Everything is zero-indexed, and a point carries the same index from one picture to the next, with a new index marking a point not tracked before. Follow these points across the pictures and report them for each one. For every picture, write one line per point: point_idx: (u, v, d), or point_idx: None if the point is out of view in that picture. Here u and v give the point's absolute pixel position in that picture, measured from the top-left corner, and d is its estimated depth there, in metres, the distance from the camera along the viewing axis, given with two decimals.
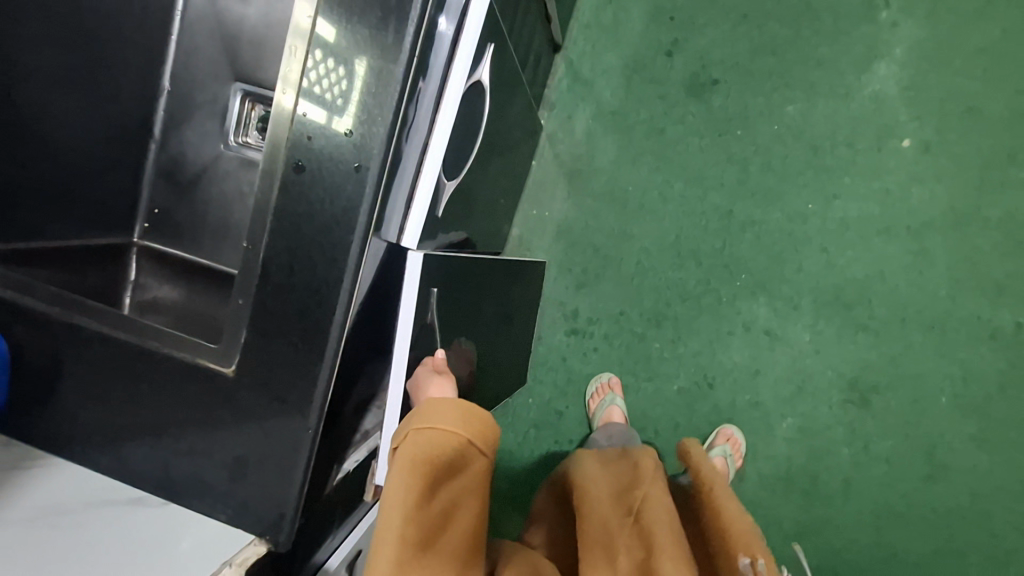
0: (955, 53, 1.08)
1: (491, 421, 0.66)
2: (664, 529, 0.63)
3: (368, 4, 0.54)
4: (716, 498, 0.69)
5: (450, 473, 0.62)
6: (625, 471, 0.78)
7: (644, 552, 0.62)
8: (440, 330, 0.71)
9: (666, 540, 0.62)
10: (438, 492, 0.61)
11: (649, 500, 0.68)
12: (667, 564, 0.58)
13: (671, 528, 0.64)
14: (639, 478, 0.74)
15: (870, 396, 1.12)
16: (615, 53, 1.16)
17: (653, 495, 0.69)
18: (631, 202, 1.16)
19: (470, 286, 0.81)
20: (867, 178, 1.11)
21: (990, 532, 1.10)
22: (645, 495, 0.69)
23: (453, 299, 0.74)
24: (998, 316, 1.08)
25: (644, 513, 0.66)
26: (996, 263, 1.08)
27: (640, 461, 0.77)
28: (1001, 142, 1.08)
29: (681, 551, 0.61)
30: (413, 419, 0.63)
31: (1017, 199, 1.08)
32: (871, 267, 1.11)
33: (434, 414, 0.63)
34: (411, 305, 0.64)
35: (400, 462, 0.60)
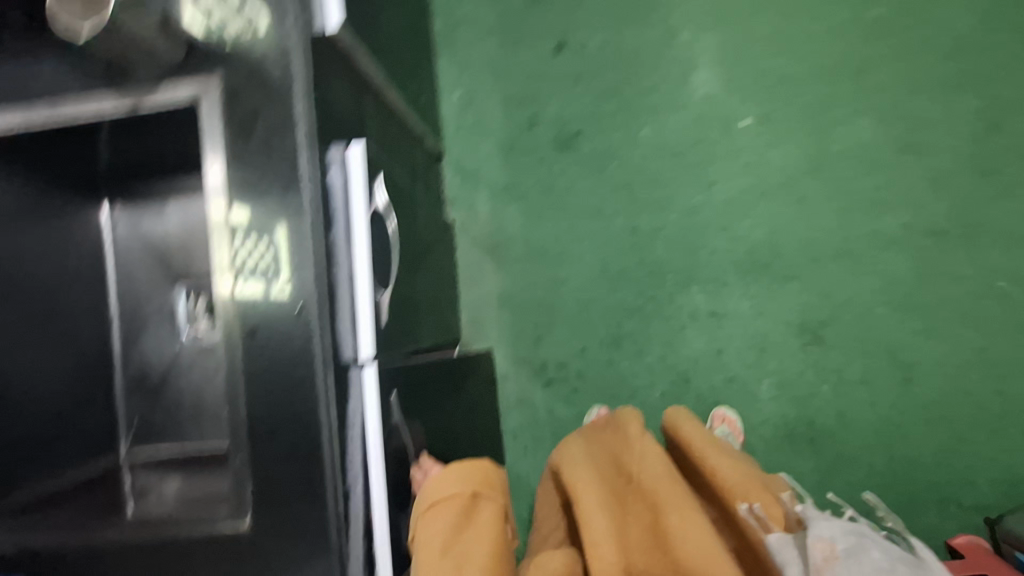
0: (748, 43, 1.31)
1: (487, 468, 0.75)
2: (664, 483, 0.71)
3: (269, 191, 0.68)
4: (723, 455, 0.80)
5: (461, 528, 0.68)
6: (614, 445, 0.85)
7: (651, 511, 0.69)
8: (406, 428, 0.79)
9: (669, 496, 0.69)
10: (451, 546, 0.66)
11: (643, 461, 0.77)
12: (673, 518, 0.66)
13: (670, 481, 0.71)
14: (630, 446, 0.81)
15: (821, 332, 1.22)
16: (488, 142, 1.35)
17: (643, 455, 0.77)
18: (551, 252, 1.30)
19: (424, 384, 0.89)
20: (729, 160, 1.29)
21: (979, 405, 1.18)
22: (641, 454, 0.78)
23: (410, 395, 0.83)
24: (885, 223, 1.24)
25: (643, 476, 0.74)
26: (861, 183, 1.26)
27: (628, 426, 0.85)
28: (815, 94, 1.29)
29: (686, 501, 0.68)
30: (421, 503, 0.71)
31: (849, 130, 1.27)
32: (767, 226, 1.26)
33: (438, 489, 0.71)
34: (376, 408, 0.70)
35: (421, 544, 0.67)
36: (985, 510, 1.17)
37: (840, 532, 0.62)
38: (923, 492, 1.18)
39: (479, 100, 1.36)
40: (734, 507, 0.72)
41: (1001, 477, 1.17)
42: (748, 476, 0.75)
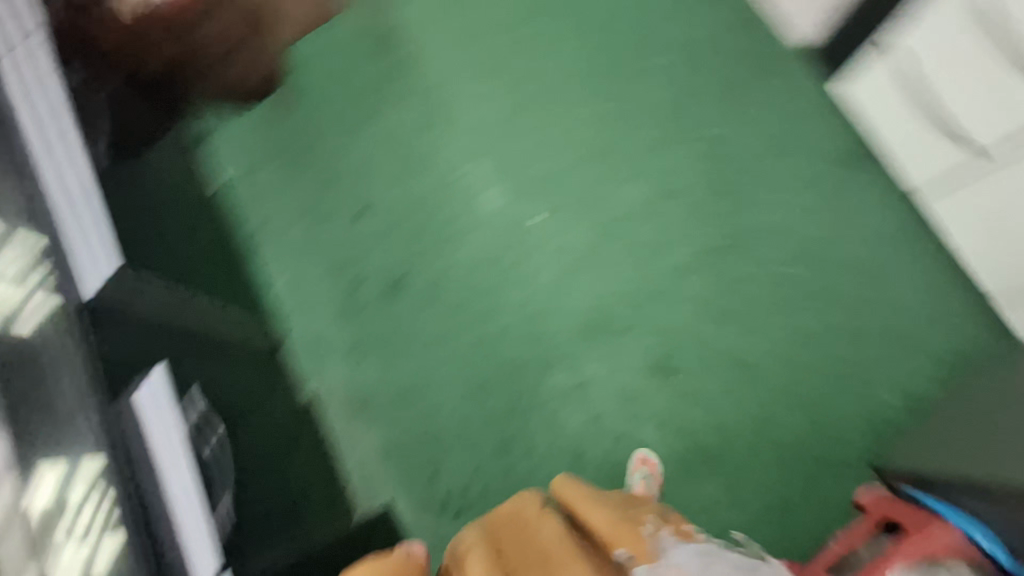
0: (517, 153, 1.47)
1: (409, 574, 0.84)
2: (559, 550, 0.86)
3: (86, 467, 0.89)
4: (607, 505, 0.91)
5: None
6: (514, 526, 0.94)
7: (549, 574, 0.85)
8: None
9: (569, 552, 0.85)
10: None
11: (541, 532, 0.90)
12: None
13: (567, 550, 0.86)
14: (533, 530, 0.91)
15: (672, 365, 1.36)
16: (322, 313, 1.40)
17: (541, 528, 0.90)
18: (416, 393, 1.34)
19: None
20: (541, 252, 1.42)
21: (814, 370, 1.38)
22: (539, 528, 0.91)
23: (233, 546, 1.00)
24: (680, 255, 1.43)
25: (545, 542, 0.89)
26: (650, 232, 1.44)
27: (527, 503, 0.96)
28: (587, 175, 1.47)
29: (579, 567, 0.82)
30: None
31: (624, 193, 1.46)
32: (593, 295, 1.40)
33: None
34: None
35: None
36: (858, 454, 1.35)
37: (689, 556, 0.81)
38: (809, 463, 1.33)
39: (300, 279, 1.43)
40: (615, 555, 0.86)
41: (864, 425, 1.36)
42: (628, 521, 0.87)
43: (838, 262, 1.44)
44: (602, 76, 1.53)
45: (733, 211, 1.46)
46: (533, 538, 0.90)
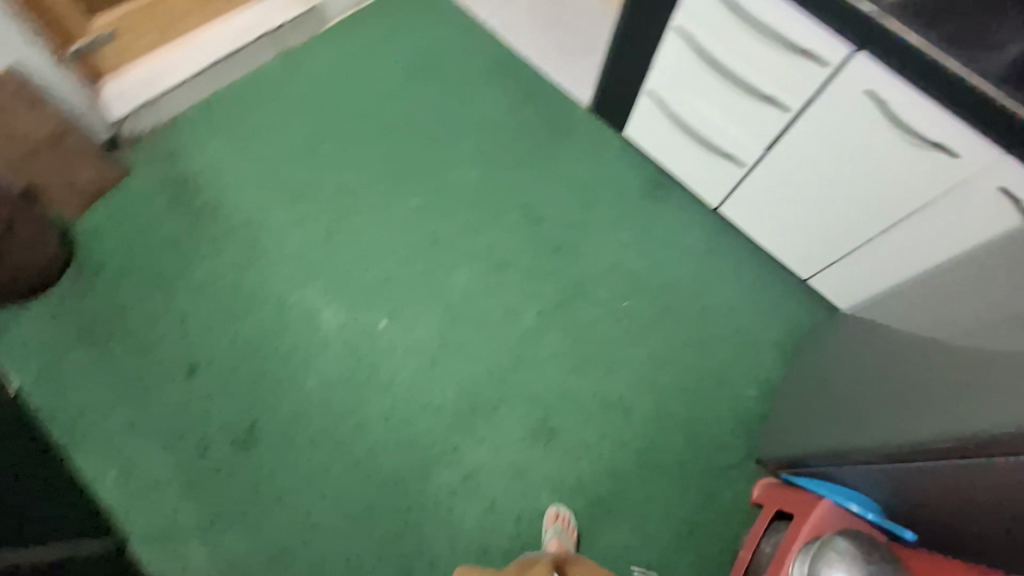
0: (348, 267, 1.52)
1: None
2: None
3: None
4: None
5: None
6: None
7: None
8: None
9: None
10: None
11: None
12: None
13: None
14: None
15: (548, 424, 1.42)
16: (168, 490, 1.28)
17: None
18: (297, 541, 1.27)
19: None
20: (395, 355, 1.44)
21: (674, 389, 1.50)
22: None
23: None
24: (526, 319, 1.52)
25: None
26: (492, 306, 1.52)
27: None
28: (422, 271, 1.54)
29: None
30: None
31: (461, 277, 1.54)
32: (457, 381, 1.44)
33: None
34: None
35: None
36: (737, 453, 1.45)
37: None
38: (694, 476, 1.42)
39: (134, 459, 1.30)
40: None
41: (733, 424, 1.48)
42: None
43: (669, 283, 1.59)
44: (419, 171, 1.63)
45: (566, 264, 1.59)
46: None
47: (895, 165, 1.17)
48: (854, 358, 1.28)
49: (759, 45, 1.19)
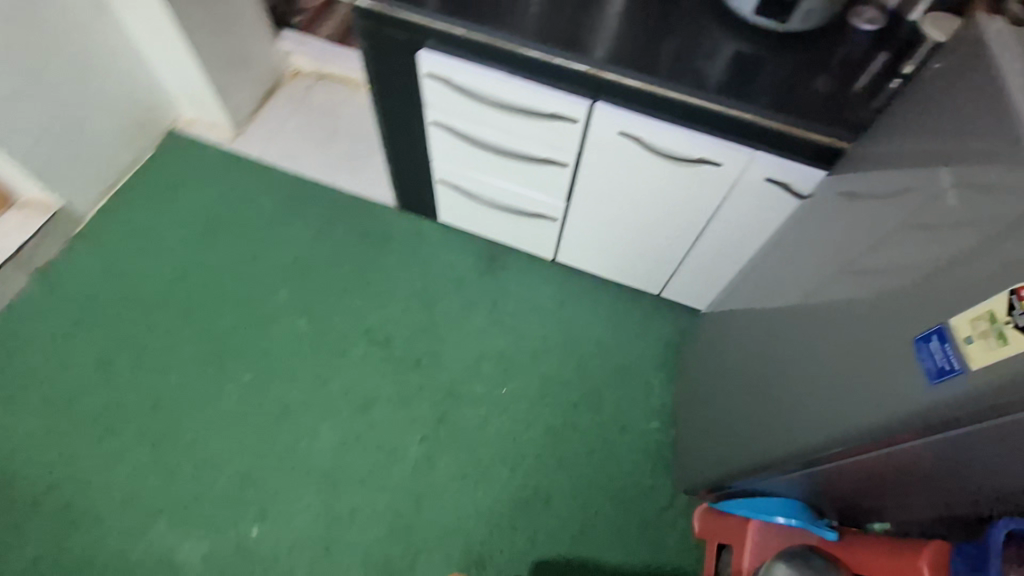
0: (194, 484, 1.35)
1: None
2: None
3: None
4: None
5: None
6: None
7: None
8: None
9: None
10: None
11: None
12: None
13: None
14: None
15: (470, 552, 1.34)
16: None
17: None
18: None
19: None
20: (280, 557, 1.30)
21: (581, 456, 1.45)
22: None
23: None
24: (410, 453, 1.41)
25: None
26: (367, 455, 1.40)
27: None
28: (277, 451, 1.39)
29: None
30: None
31: (325, 439, 1.41)
32: (359, 553, 1.32)
33: None
34: None
35: None
36: (663, 491, 1.42)
37: None
38: (631, 534, 1.38)
39: None
40: None
41: (650, 463, 1.45)
42: None
43: (537, 351, 1.56)
44: (240, 346, 1.50)
45: (429, 377, 1.50)
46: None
47: (676, 185, 1.21)
48: (727, 361, 1.28)
49: (513, 119, 1.20)
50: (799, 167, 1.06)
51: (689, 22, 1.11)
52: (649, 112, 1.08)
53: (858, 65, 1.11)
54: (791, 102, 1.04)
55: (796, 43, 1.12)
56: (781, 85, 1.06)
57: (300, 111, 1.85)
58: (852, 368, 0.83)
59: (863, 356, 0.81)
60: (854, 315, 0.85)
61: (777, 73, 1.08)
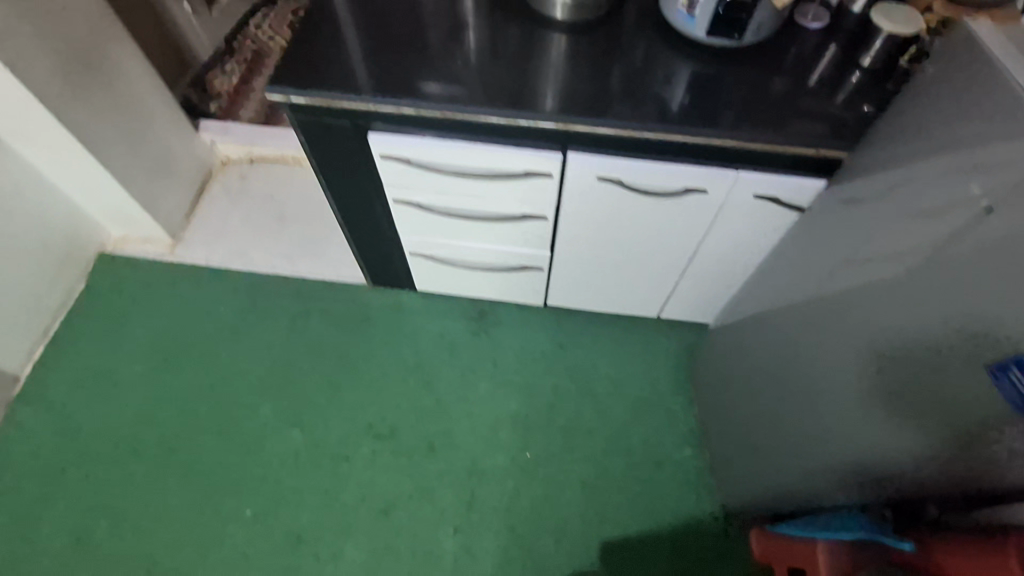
0: None
1: None
2: None
3: None
4: None
5: None
6: None
7: None
8: None
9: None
10: None
11: None
12: None
13: None
14: None
15: None
16: None
17: None
18: None
19: None
20: None
21: (624, 503, 1.38)
22: None
23: None
24: (447, 548, 1.31)
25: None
26: (403, 562, 1.29)
27: None
28: None
29: None
30: None
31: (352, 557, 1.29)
32: None
33: None
34: None
35: None
36: (715, 518, 1.37)
37: None
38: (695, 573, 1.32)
39: None
40: None
41: (694, 492, 1.40)
42: None
43: (552, 402, 1.48)
44: (234, 476, 1.36)
45: (448, 459, 1.40)
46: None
47: (663, 216, 1.16)
48: (750, 378, 1.24)
49: (480, 184, 1.12)
50: (786, 179, 1.03)
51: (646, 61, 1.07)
52: (625, 153, 1.03)
53: (814, 61, 1.10)
54: (764, 117, 1.01)
55: (748, 53, 1.09)
56: (748, 100, 1.03)
57: (239, 201, 1.71)
58: (910, 392, 0.79)
59: (920, 379, 0.77)
60: (896, 333, 0.81)
61: (740, 88, 1.05)
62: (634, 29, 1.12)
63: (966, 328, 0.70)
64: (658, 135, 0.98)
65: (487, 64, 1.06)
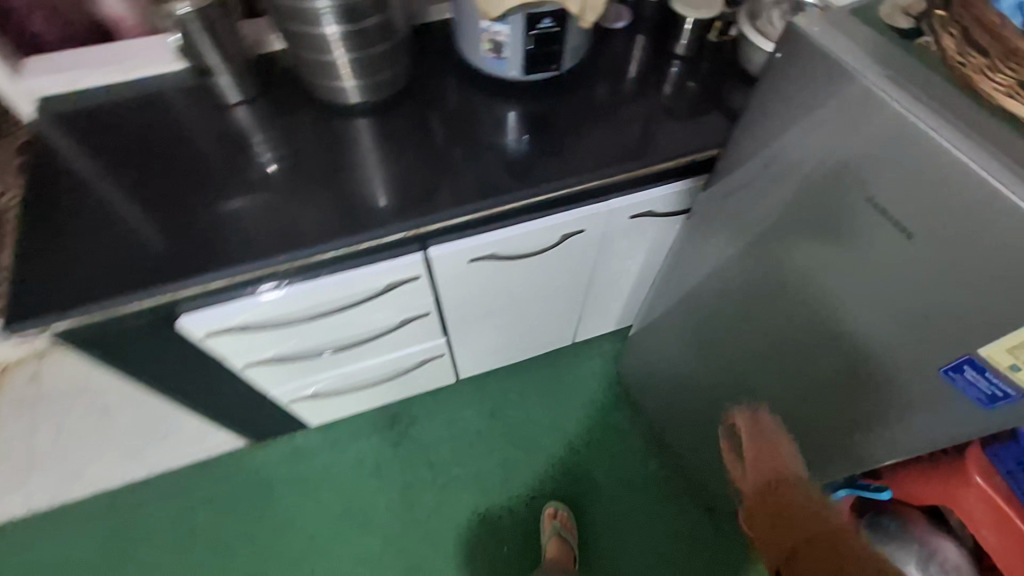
0: None
1: None
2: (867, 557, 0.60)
3: None
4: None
5: None
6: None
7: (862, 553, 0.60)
8: None
9: (808, 525, 0.62)
10: None
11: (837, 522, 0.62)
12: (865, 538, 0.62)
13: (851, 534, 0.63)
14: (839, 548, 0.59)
15: None
16: None
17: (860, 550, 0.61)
18: None
19: None
20: None
21: (616, 549, 1.30)
22: None
23: None
24: None
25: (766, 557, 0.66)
26: None
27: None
28: None
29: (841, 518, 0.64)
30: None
31: None
32: None
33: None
34: None
35: None
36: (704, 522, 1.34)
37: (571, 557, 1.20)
38: None
39: None
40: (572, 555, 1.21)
41: (676, 504, 1.35)
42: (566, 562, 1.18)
43: (503, 479, 1.36)
44: None
45: None
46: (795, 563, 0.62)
47: (552, 265, 1.06)
48: (681, 387, 1.21)
49: (343, 315, 0.94)
50: (665, 189, 0.97)
51: (478, 123, 0.95)
52: (493, 228, 0.91)
53: (639, 65, 1.03)
54: (617, 140, 0.93)
55: (573, 75, 1.01)
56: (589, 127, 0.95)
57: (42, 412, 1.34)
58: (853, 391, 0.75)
59: (867, 385, 0.72)
60: (824, 344, 0.74)
61: (578, 115, 0.97)
62: (441, 86, 0.98)
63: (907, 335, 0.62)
64: (501, 206, 0.86)
65: (292, 182, 0.87)
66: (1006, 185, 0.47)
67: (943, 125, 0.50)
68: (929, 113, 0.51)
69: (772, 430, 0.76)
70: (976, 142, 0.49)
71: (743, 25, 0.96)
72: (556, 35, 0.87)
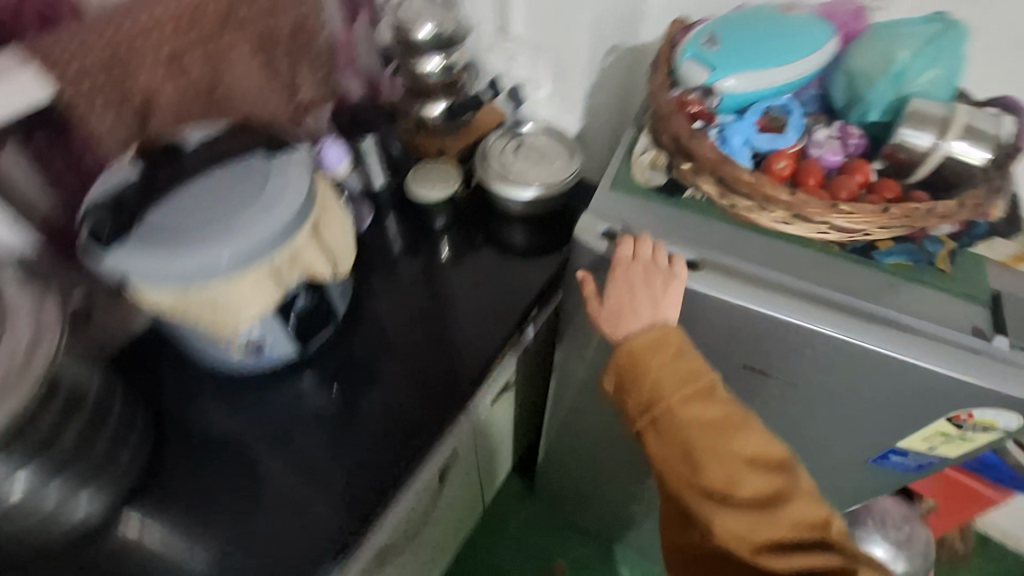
0: None
1: (807, 508, 0.46)
2: (715, 412, 0.49)
3: None
4: None
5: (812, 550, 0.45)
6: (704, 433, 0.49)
7: (713, 401, 0.50)
8: None
9: (656, 390, 0.50)
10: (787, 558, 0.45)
11: (666, 373, 0.50)
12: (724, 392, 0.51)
13: (695, 380, 0.50)
14: (666, 374, 0.50)
15: None
16: None
17: (705, 402, 0.49)
18: None
19: None
20: None
21: None
22: None
23: None
24: None
25: (620, 413, 0.55)
26: None
27: None
28: None
29: (694, 372, 0.50)
30: None
31: None
32: None
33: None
34: None
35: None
36: None
37: None
38: None
39: None
40: None
41: None
42: None
43: None
44: None
45: None
46: (670, 408, 0.50)
47: (440, 499, 0.91)
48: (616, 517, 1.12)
49: None
50: (509, 363, 0.89)
51: (273, 429, 0.75)
52: (364, 541, 0.72)
53: (410, 250, 0.91)
54: (438, 354, 0.81)
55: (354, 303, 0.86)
56: (405, 357, 0.81)
57: None
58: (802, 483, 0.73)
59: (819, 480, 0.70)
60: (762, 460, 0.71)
61: (382, 345, 0.82)
62: (195, 403, 0.76)
63: (841, 441, 0.61)
64: (371, 517, 0.69)
65: None
66: (848, 332, 0.52)
67: (765, 299, 0.53)
68: (749, 290, 0.54)
69: (656, 258, 0.55)
70: (799, 303, 0.53)
71: (483, 175, 0.88)
72: (312, 303, 0.71)
